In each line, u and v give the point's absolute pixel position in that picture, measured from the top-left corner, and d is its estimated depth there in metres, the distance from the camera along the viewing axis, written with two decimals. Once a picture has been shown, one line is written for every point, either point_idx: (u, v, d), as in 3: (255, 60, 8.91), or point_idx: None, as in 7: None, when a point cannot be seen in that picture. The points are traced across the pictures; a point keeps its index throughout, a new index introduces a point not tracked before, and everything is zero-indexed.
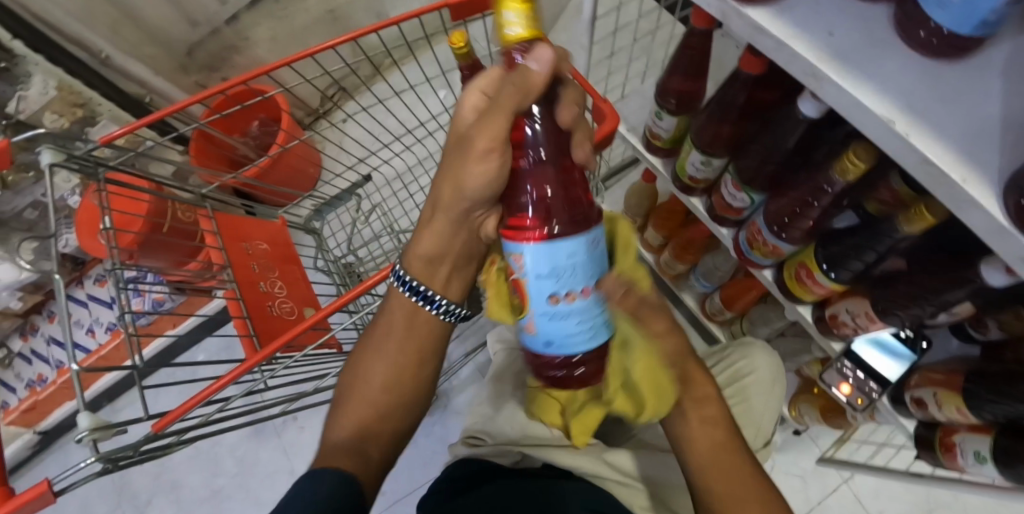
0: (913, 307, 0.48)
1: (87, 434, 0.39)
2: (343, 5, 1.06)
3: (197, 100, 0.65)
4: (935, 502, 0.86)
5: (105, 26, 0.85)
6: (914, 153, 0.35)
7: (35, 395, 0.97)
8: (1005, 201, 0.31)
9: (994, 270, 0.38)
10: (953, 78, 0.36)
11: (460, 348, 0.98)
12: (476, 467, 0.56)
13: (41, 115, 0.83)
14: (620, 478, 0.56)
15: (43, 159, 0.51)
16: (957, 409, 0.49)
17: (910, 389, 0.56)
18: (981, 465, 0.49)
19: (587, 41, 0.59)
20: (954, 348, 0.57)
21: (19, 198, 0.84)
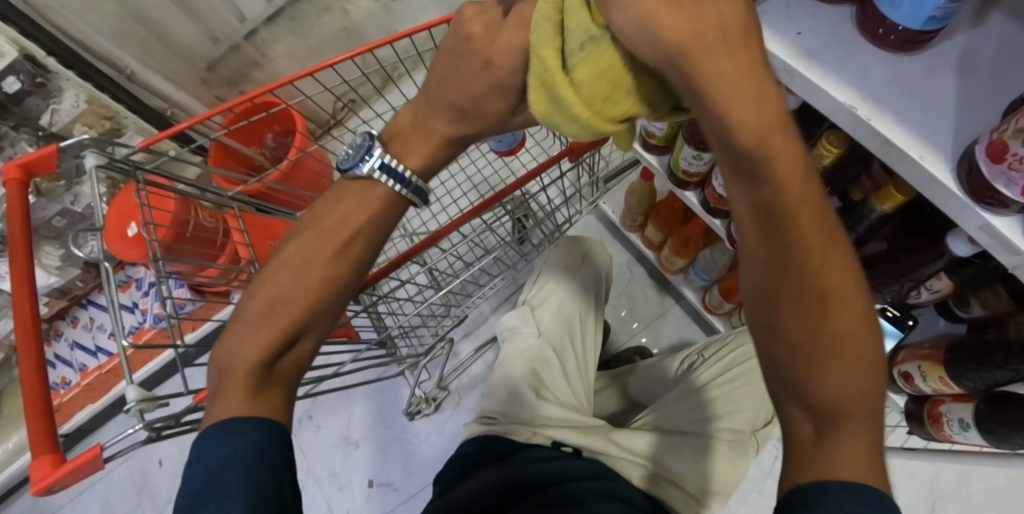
0: (894, 284, 0.52)
1: (135, 402, 0.44)
2: (356, 22, 1.12)
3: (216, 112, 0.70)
4: (939, 489, 0.91)
5: (133, 46, 0.90)
6: (880, 136, 0.39)
7: (60, 397, 1.00)
8: (958, 173, 0.36)
9: (958, 239, 0.42)
10: (911, 69, 0.41)
11: (470, 345, 1.02)
12: (488, 442, 0.60)
13: (72, 127, 0.87)
14: (626, 454, 0.60)
15: (87, 163, 0.55)
16: (942, 379, 0.53)
17: (898, 365, 0.59)
18: (965, 432, 0.52)
19: None
20: (941, 327, 0.59)
21: (51, 207, 0.88)
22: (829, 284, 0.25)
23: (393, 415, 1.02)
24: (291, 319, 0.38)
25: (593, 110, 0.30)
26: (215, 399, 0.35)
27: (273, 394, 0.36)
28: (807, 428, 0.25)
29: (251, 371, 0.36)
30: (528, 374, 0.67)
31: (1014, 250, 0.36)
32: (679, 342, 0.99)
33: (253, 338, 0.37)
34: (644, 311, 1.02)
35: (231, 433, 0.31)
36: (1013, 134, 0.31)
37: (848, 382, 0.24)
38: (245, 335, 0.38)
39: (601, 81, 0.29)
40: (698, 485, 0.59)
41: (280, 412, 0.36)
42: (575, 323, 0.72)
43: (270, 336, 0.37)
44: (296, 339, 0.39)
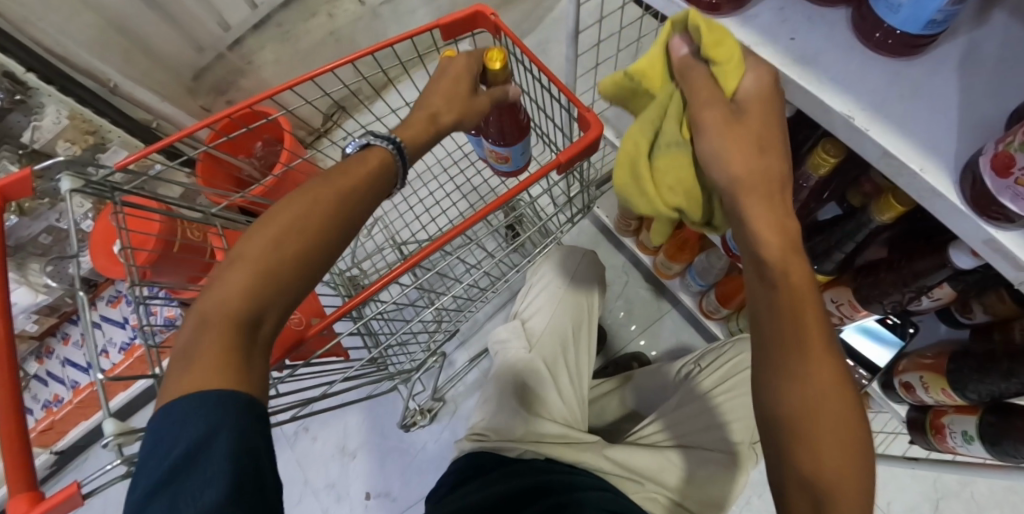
0: (895, 293, 0.49)
1: (113, 437, 0.42)
2: (343, 27, 1.11)
3: (204, 125, 0.68)
4: (942, 489, 0.90)
5: (116, 57, 0.89)
6: (878, 146, 0.37)
7: (53, 415, 0.99)
8: (961, 186, 0.35)
9: (962, 253, 0.40)
10: (910, 74, 0.39)
11: (464, 354, 1.00)
12: (488, 458, 0.59)
13: (54, 143, 0.84)
14: (621, 472, 0.60)
15: (62, 186, 0.53)
16: (944, 391, 0.51)
17: (900, 374, 0.57)
18: (969, 444, 0.51)
19: (572, 51, 0.62)
20: (943, 332, 0.58)
21: (36, 224, 0.87)
22: (811, 344, 0.31)
23: (389, 425, 1.01)
24: (280, 266, 0.34)
25: (659, 191, 0.39)
26: (186, 357, 0.30)
27: (253, 363, 0.32)
28: (802, 466, 0.30)
29: (230, 326, 0.32)
30: (520, 389, 0.67)
31: (1019, 266, 0.34)
32: (677, 345, 0.98)
33: (239, 282, 0.33)
34: (641, 314, 1.01)
35: (202, 409, 0.28)
36: (1018, 147, 0.29)
37: (831, 409, 0.30)
38: (228, 276, 0.33)
39: (671, 174, 0.38)
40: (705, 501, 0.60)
41: (258, 385, 0.32)
42: (568, 336, 0.71)
43: (253, 286, 0.33)
44: (281, 296, 0.34)
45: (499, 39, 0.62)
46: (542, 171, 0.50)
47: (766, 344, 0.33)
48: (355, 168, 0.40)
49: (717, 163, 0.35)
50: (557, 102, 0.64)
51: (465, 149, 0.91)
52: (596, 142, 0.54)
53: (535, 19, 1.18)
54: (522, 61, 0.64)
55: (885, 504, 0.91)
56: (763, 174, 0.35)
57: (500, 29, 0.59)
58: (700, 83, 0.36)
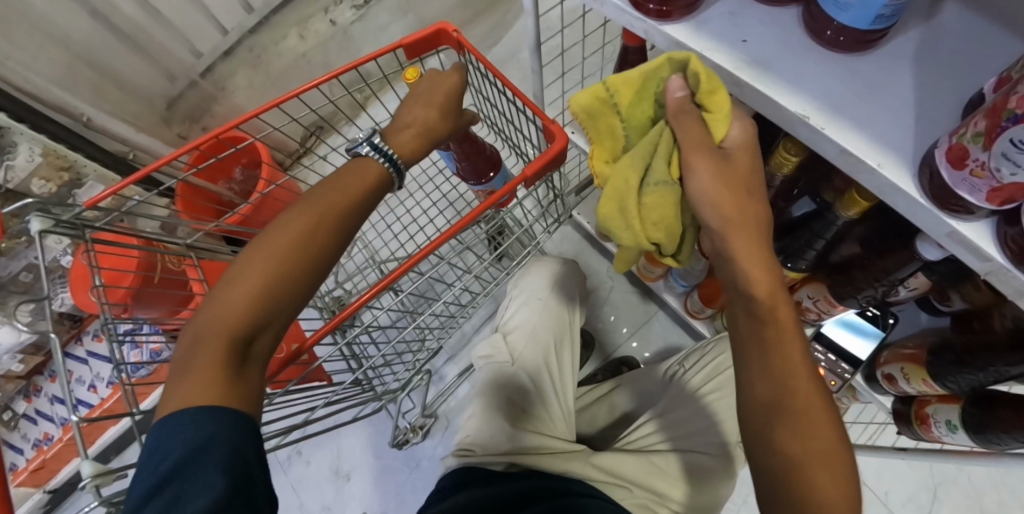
0: (868, 288, 0.50)
1: (90, 479, 0.40)
2: (315, 48, 1.11)
3: (178, 156, 0.67)
4: (939, 475, 0.91)
5: (87, 91, 0.89)
6: (835, 144, 0.37)
7: (42, 453, 0.98)
8: (919, 179, 0.34)
9: (928, 245, 0.40)
10: (864, 70, 0.39)
11: (454, 368, 1.00)
12: (478, 473, 0.58)
13: (29, 182, 0.84)
14: (606, 477, 0.60)
15: (31, 227, 0.53)
16: (925, 382, 0.51)
17: (881, 367, 0.57)
18: (953, 433, 0.51)
19: (536, 62, 0.62)
20: (923, 321, 0.58)
21: (15, 262, 0.87)
22: (787, 352, 0.34)
23: (383, 445, 1.00)
24: (267, 286, 0.34)
25: (642, 228, 0.39)
26: (182, 371, 0.33)
27: (248, 371, 0.34)
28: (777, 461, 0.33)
29: (223, 347, 0.33)
30: (506, 405, 0.66)
31: (983, 256, 0.34)
32: (666, 346, 0.98)
33: (237, 299, 0.34)
34: (629, 316, 1.00)
35: (194, 422, 0.30)
36: (971, 139, 0.29)
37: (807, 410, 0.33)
38: (228, 291, 0.34)
39: (656, 211, 0.38)
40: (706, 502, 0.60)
41: (251, 397, 0.34)
42: (551, 348, 0.70)
43: (253, 298, 0.34)
44: (280, 314, 0.36)
45: (463, 55, 0.61)
46: (508, 186, 0.49)
47: (761, 391, 0.34)
48: (348, 183, 0.39)
49: (706, 206, 0.35)
50: (524, 114, 0.63)
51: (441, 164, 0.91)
52: (563, 153, 0.54)
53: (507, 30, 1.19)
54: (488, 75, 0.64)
55: (883, 493, 0.92)
56: (744, 216, 0.36)
57: (463, 45, 0.59)
58: (688, 131, 0.35)
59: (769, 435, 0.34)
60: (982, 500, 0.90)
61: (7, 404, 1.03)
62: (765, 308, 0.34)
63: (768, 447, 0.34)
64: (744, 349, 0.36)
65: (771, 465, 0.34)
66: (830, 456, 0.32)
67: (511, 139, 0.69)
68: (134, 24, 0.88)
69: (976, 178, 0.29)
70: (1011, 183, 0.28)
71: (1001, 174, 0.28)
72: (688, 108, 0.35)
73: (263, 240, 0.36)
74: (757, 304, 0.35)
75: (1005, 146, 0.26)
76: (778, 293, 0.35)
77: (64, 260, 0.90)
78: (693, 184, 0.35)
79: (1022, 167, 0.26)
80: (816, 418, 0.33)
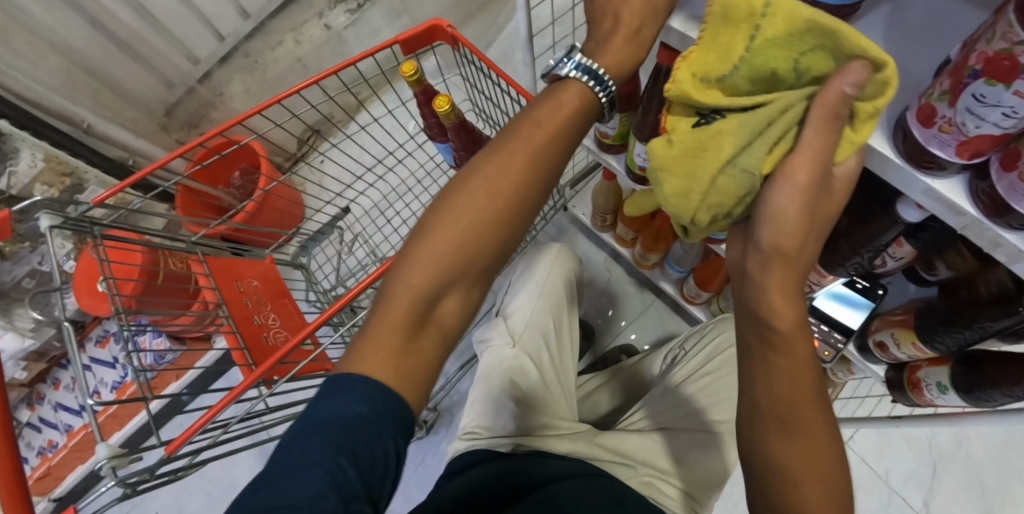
0: (855, 256, 0.52)
1: (106, 461, 0.41)
2: (310, 53, 1.13)
3: (177, 155, 0.68)
4: (937, 451, 0.93)
5: (87, 98, 0.91)
6: None
7: (48, 460, 0.99)
8: (893, 141, 0.36)
9: (908, 206, 0.42)
10: None
11: (456, 363, 1.01)
12: (478, 456, 0.59)
13: (31, 187, 0.86)
14: (608, 455, 0.61)
15: (41, 224, 0.54)
16: (914, 344, 0.52)
17: (873, 335, 0.59)
18: (945, 394, 0.52)
19: (527, 52, 0.63)
20: (912, 292, 0.60)
21: (18, 268, 0.87)
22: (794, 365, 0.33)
23: None
24: (458, 246, 0.36)
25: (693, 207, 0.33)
26: (374, 321, 0.35)
27: (419, 347, 0.35)
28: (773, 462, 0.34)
29: (409, 307, 0.35)
30: (518, 401, 0.65)
31: (958, 211, 0.36)
32: (664, 334, 0.99)
33: (420, 281, 0.35)
34: (627, 306, 1.02)
35: (359, 388, 0.31)
36: (938, 98, 0.31)
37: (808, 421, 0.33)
38: (404, 271, 0.36)
39: (721, 194, 0.31)
40: (709, 476, 0.61)
41: (415, 368, 0.34)
42: (552, 333, 0.72)
43: (435, 277, 0.35)
44: (464, 278, 0.37)
45: (456, 49, 0.64)
46: None
47: (761, 412, 0.34)
48: (555, 113, 0.38)
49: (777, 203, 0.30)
50: (516, 103, 0.65)
51: (438, 160, 0.94)
52: None
53: (498, 33, 1.22)
54: (480, 67, 0.66)
55: (884, 471, 0.94)
56: (799, 251, 0.32)
57: (457, 39, 0.60)
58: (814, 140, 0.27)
59: (762, 449, 0.34)
60: (980, 474, 0.91)
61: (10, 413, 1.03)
62: (780, 338, 0.33)
63: (761, 460, 0.35)
64: (749, 364, 0.35)
65: (763, 476, 0.35)
66: (826, 474, 0.33)
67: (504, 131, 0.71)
68: (132, 32, 0.90)
69: (944, 134, 0.31)
70: (977, 135, 0.30)
71: (967, 127, 0.29)
72: (842, 113, 0.26)
73: (435, 224, 0.37)
74: (774, 328, 0.33)
75: (969, 101, 0.28)
76: (801, 321, 0.33)
77: (67, 265, 0.90)
78: (775, 194, 0.30)
79: (984, 119, 0.28)
80: (815, 439, 0.33)
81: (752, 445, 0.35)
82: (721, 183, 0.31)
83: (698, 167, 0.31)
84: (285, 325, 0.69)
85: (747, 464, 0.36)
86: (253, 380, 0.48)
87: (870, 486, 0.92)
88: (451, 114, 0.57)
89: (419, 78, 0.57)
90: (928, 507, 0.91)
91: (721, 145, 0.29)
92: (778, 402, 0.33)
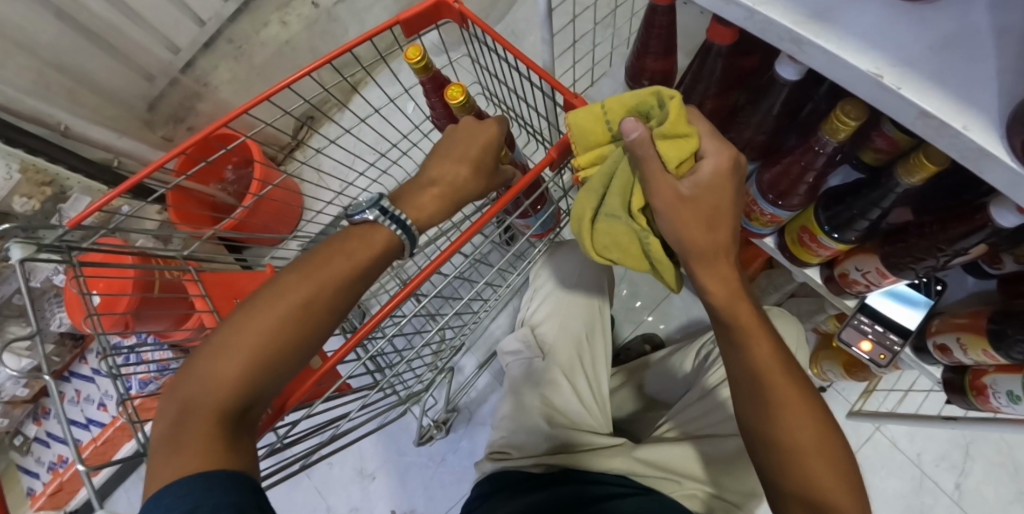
0: (928, 259, 0.45)
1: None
2: (299, 33, 1.05)
3: (167, 161, 0.59)
4: (971, 434, 0.90)
5: (60, 97, 0.84)
6: (909, 106, 0.33)
7: (59, 476, 0.96)
8: (1010, 140, 0.30)
9: (1004, 211, 0.36)
10: (935, 19, 0.34)
11: (473, 359, 0.97)
12: (510, 474, 0.56)
13: (10, 200, 0.80)
14: (653, 471, 0.57)
15: (11, 255, 0.49)
16: (984, 352, 0.47)
17: (933, 336, 0.54)
18: (1015, 404, 0.48)
19: (549, 29, 0.56)
20: (971, 286, 0.56)
21: (5, 286, 0.83)
22: (773, 380, 0.40)
23: (407, 442, 0.98)
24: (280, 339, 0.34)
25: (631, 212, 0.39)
26: (169, 441, 0.31)
27: (244, 438, 0.33)
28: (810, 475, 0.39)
29: (215, 413, 0.32)
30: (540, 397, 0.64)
31: None
32: (689, 322, 0.95)
33: (227, 373, 0.33)
34: (647, 293, 0.98)
35: (212, 480, 0.29)
36: None
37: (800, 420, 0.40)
38: (213, 361, 0.33)
39: (608, 237, 0.42)
40: (743, 492, 0.56)
41: (249, 456, 0.33)
42: (582, 336, 0.68)
43: (246, 382, 0.33)
44: (265, 369, 0.34)
45: (467, 30, 0.56)
46: (532, 172, 0.44)
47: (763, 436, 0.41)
48: (359, 249, 0.37)
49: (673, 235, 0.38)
50: (536, 86, 0.58)
51: None
52: None
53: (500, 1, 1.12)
54: (494, 48, 0.58)
55: (915, 455, 0.91)
56: (711, 204, 0.38)
57: (467, 17, 0.53)
58: (683, 226, 0.38)
59: (770, 425, 0.40)
60: (1015, 457, 0.88)
61: (18, 428, 1.01)
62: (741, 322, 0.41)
63: (771, 438, 0.40)
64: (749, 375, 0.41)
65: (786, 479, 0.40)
66: (826, 450, 0.39)
67: (521, 117, 0.64)
68: (105, 22, 0.82)
69: None
70: None
71: None
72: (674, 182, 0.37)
73: (265, 293, 0.35)
74: (732, 327, 0.41)
75: None
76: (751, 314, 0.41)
77: (57, 279, 0.85)
78: (662, 221, 0.38)
79: None
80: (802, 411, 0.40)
81: (761, 424, 0.41)
82: (671, 148, 0.36)
83: (621, 185, 0.39)
84: None
85: (754, 442, 0.42)
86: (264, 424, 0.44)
87: (898, 469, 0.91)
88: (466, 106, 0.50)
89: (426, 64, 0.50)
90: (960, 490, 0.89)
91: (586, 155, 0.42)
92: (770, 412, 0.40)
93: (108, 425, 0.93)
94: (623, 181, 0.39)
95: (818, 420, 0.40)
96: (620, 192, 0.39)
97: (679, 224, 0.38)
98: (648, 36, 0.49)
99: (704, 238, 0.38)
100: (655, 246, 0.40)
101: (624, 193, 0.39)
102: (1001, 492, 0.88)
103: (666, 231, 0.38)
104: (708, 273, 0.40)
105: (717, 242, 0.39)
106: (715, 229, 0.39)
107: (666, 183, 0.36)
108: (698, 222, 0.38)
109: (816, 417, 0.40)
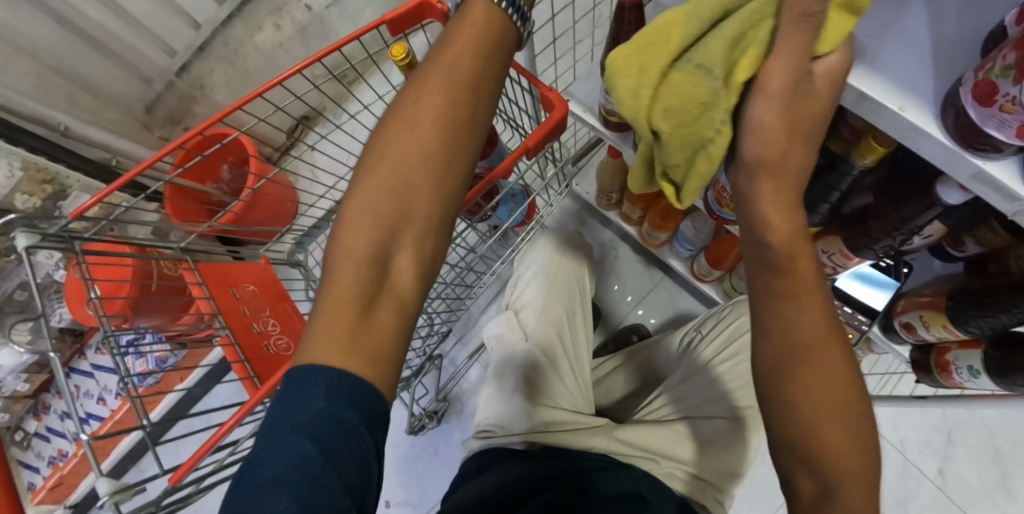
0: (885, 239, 0.48)
1: (108, 497, 0.39)
2: (292, 37, 1.08)
3: (162, 156, 0.61)
4: (952, 420, 0.92)
5: (61, 100, 0.86)
6: (853, 91, 0.35)
7: (59, 470, 0.98)
8: (944, 121, 0.33)
9: (949, 189, 0.39)
10: (877, 11, 0.36)
11: (464, 351, 1.00)
12: (498, 454, 0.59)
13: (11, 198, 0.82)
14: (630, 450, 0.58)
15: (17, 243, 0.51)
16: (945, 328, 0.50)
17: (899, 316, 0.56)
18: (976, 379, 0.50)
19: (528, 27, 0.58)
20: (937, 269, 0.58)
21: (7, 282, 0.85)
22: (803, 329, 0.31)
23: (401, 432, 1.00)
24: (386, 210, 0.33)
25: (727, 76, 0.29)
26: (314, 333, 0.29)
27: (380, 314, 0.31)
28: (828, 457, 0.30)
29: (348, 298, 0.30)
30: (525, 383, 0.65)
31: (1012, 196, 0.32)
32: (675, 313, 0.97)
33: (344, 261, 0.32)
34: (635, 286, 1.00)
35: (325, 375, 0.27)
36: (1000, 73, 0.27)
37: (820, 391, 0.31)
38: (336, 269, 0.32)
39: (674, 90, 0.32)
40: (721, 469, 0.58)
41: (384, 340, 0.30)
42: (563, 323, 0.70)
43: (367, 258, 0.32)
44: (409, 231, 0.33)
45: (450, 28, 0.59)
46: (509, 159, 0.47)
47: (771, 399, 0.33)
48: (436, 81, 0.34)
49: (752, 138, 0.31)
50: (517, 80, 0.60)
51: None
52: (564, 122, 0.52)
53: None
54: None
55: (898, 441, 0.93)
56: (816, 103, 0.30)
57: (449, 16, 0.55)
58: (774, 116, 0.30)
59: (785, 386, 0.31)
60: (996, 442, 0.91)
61: (19, 424, 1.02)
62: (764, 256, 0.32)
63: (780, 403, 0.32)
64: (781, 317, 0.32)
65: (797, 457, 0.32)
66: (844, 425, 0.31)
67: (504, 111, 0.66)
68: (103, 28, 0.84)
69: (1006, 114, 0.27)
70: None
71: None
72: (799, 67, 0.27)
73: (375, 155, 0.34)
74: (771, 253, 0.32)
75: None
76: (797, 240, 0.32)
77: (58, 275, 0.88)
78: (755, 105, 0.30)
79: None
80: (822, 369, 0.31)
81: (774, 387, 0.32)
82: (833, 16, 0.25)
83: (736, 39, 0.28)
84: (285, 330, 0.67)
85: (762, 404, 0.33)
86: (258, 399, 0.46)
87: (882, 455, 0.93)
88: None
89: (410, 61, 0.53)
90: (942, 475, 0.90)
91: (669, 35, 0.30)
92: (791, 370, 0.31)
93: (108, 418, 0.95)
94: (737, 29, 0.27)
95: (846, 388, 0.31)
96: (728, 44, 0.28)
97: (768, 121, 0.30)
98: (620, 32, 0.52)
99: (781, 148, 0.31)
100: (721, 139, 0.32)
101: (734, 50, 0.28)
102: (982, 477, 0.90)
103: (754, 113, 0.30)
104: (770, 193, 0.32)
105: (796, 156, 0.32)
106: (796, 143, 0.31)
107: (789, 61, 0.27)
108: (785, 125, 0.30)
109: (850, 382, 0.31)
